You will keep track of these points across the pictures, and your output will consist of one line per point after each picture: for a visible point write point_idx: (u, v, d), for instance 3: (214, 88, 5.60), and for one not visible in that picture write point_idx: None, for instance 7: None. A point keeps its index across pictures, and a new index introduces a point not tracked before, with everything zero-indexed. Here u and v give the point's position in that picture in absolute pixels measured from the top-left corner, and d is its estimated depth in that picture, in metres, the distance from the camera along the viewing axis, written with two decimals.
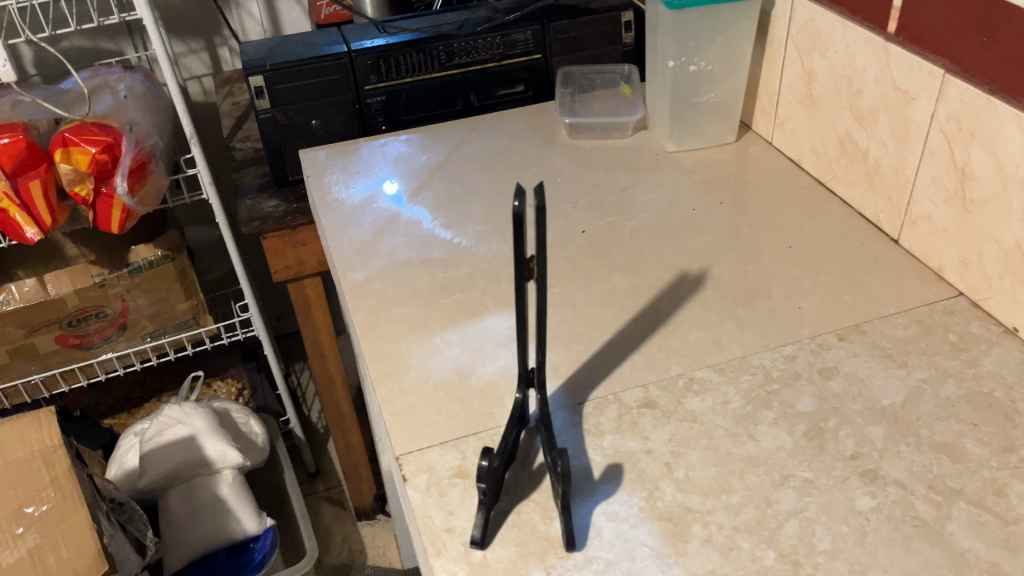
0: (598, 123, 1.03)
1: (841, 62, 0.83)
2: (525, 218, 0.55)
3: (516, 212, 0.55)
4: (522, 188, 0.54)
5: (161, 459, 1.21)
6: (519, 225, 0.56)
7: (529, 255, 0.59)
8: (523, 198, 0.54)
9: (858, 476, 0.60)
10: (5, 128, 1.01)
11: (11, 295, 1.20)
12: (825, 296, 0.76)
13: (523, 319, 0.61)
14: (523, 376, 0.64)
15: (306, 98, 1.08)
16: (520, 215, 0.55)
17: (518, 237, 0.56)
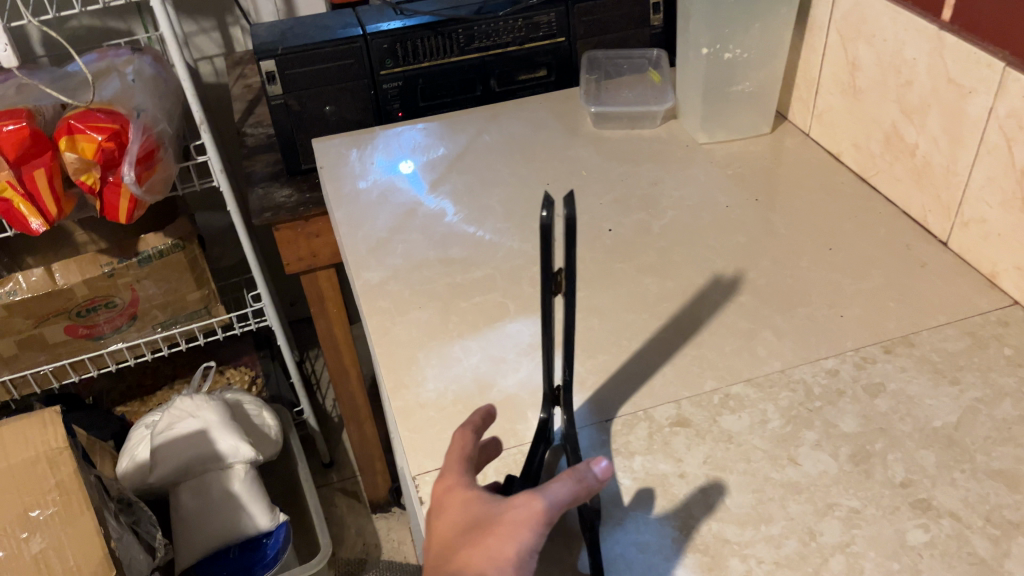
0: (626, 112, 0.98)
1: (889, 50, 0.78)
2: (554, 229, 0.50)
3: (544, 221, 0.50)
4: (551, 196, 0.49)
5: (173, 453, 1.19)
6: (548, 236, 0.51)
7: (557, 267, 0.55)
8: (553, 208, 0.49)
9: (909, 506, 0.56)
10: (8, 115, 0.97)
11: (18, 285, 1.16)
12: (869, 304, 0.71)
13: (551, 333, 0.57)
14: (548, 395, 0.60)
15: (320, 83, 1.04)
16: (549, 225, 0.50)
17: (548, 248, 0.52)
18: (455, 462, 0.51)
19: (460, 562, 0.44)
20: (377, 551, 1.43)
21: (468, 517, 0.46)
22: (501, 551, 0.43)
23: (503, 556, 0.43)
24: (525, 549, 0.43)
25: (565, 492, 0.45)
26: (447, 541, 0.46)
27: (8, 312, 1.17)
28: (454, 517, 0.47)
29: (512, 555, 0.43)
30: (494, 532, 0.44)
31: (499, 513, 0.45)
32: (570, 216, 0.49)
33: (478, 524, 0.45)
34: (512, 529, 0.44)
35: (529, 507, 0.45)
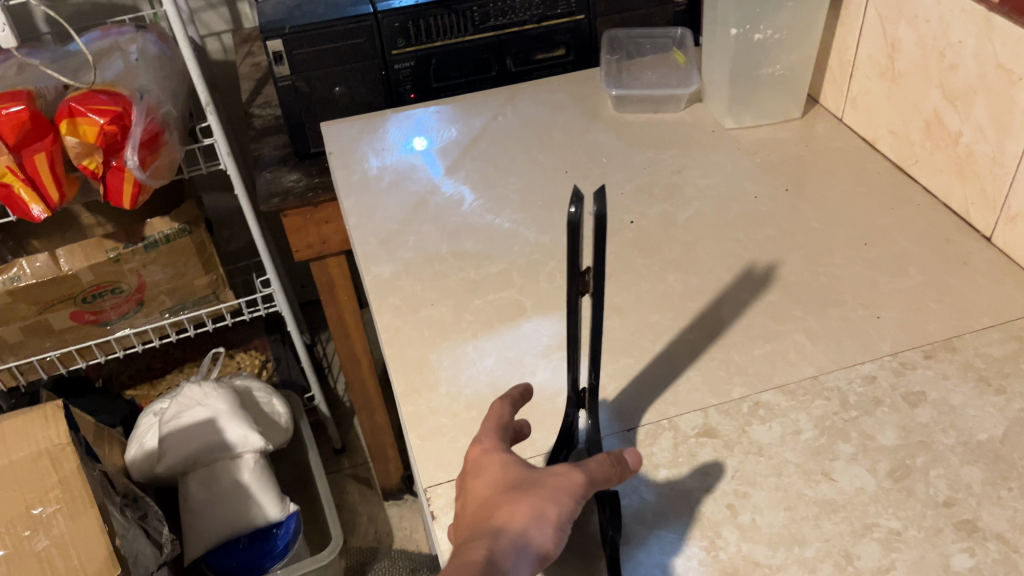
0: (649, 95, 0.94)
1: (933, 32, 0.73)
2: (582, 227, 0.46)
3: (572, 220, 0.46)
4: (580, 192, 0.46)
5: (182, 441, 1.17)
6: (575, 236, 0.47)
7: (584, 267, 0.51)
8: (581, 204, 0.46)
9: (954, 528, 0.52)
10: (7, 97, 0.94)
11: (22, 270, 1.13)
12: (908, 304, 0.67)
13: (571, 340, 0.53)
14: (574, 398, 0.57)
15: (329, 64, 1.00)
16: (576, 223, 0.46)
17: (573, 250, 0.48)
18: (491, 427, 0.52)
19: (502, 518, 0.45)
20: (389, 539, 1.41)
21: (509, 476, 0.48)
22: (543, 512, 0.45)
23: (546, 518, 0.45)
24: (566, 515, 0.46)
25: (602, 470, 0.48)
26: (487, 497, 0.47)
27: (13, 298, 1.14)
28: (492, 477, 0.48)
29: (554, 519, 0.45)
30: (537, 494, 0.46)
31: (541, 478, 0.47)
32: (599, 215, 0.46)
33: (519, 484, 0.47)
34: (555, 493, 0.46)
35: (570, 478, 0.47)
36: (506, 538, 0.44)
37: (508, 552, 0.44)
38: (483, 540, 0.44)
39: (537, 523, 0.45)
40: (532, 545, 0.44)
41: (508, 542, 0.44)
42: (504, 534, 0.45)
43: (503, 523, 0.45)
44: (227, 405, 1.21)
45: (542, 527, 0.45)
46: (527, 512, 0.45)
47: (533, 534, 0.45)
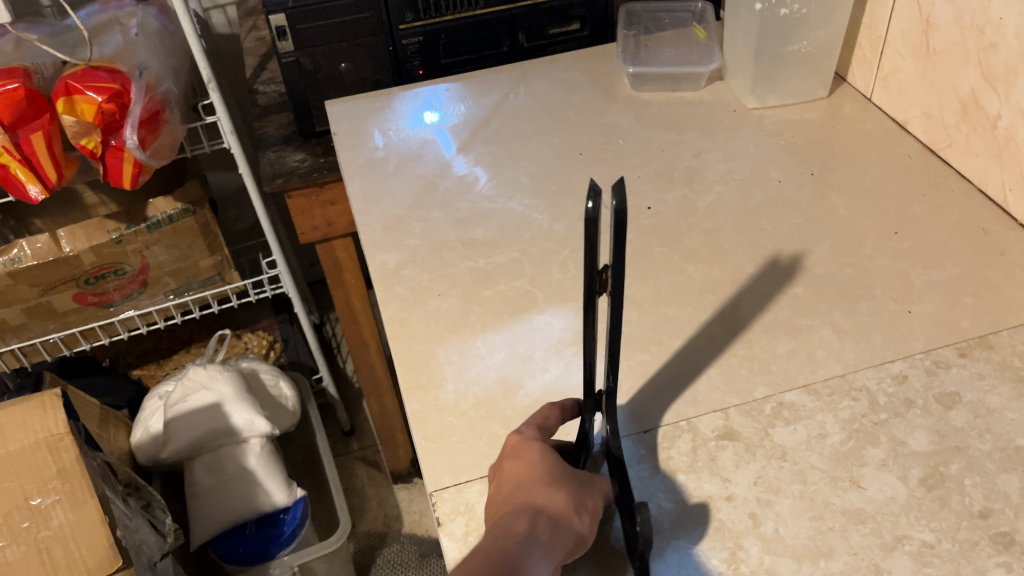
0: (667, 72, 0.90)
1: (971, 8, 0.69)
2: (600, 222, 0.43)
3: (589, 215, 0.43)
4: (597, 185, 0.42)
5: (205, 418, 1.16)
6: (592, 232, 0.44)
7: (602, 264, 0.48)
8: (599, 199, 0.43)
9: (990, 541, 0.49)
10: (3, 74, 0.91)
11: (23, 252, 1.11)
12: (942, 298, 0.63)
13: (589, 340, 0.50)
14: (587, 401, 0.54)
15: (334, 39, 0.96)
16: (593, 218, 0.43)
17: (590, 245, 0.45)
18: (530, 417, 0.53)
19: (543, 498, 0.47)
20: (399, 524, 1.40)
21: (550, 461, 0.49)
22: (580, 505, 0.48)
23: (582, 512, 0.47)
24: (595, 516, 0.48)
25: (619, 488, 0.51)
26: (525, 475, 0.48)
27: (13, 280, 1.12)
28: (532, 457, 0.49)
29: (586, 516, 0.48)
30: (574, 487, 0.48)
31: (576, 475, 0.49)
32: (619, 209, 0.42)
33: (559, 472, 0.49)
34: (587, 495, 0.49)
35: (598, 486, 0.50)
36: (547, 517, 0.46)
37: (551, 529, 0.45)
38: (528, 514, 0.45)
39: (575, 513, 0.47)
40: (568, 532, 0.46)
41: (549, 522, 0.46)
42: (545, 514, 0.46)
43: (544, 503, 0.47)
44: (232, 388, 1.19)
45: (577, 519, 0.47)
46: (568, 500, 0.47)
47: (570, 522, 0.46)
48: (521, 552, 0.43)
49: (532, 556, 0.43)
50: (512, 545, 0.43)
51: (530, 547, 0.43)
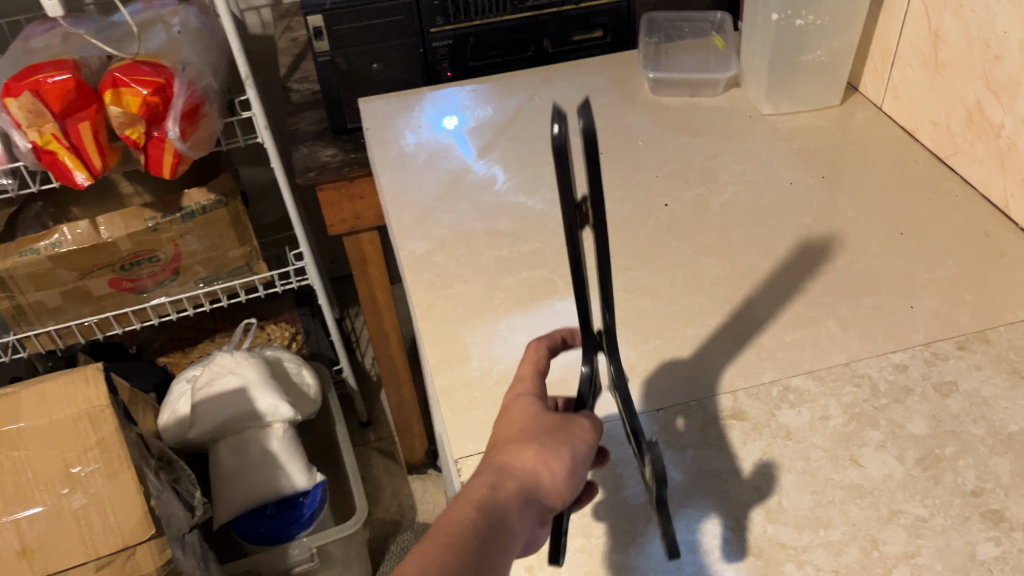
0: (685, 78, 0.94)
1: (978, 22, 0.72)
2: (567, 148, 0.41)
3: (556, 141, 0.41)
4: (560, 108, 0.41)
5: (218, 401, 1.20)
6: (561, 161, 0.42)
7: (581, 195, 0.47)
8: (565, 123, 0.41)
9: (980, 517, 0.52)
10: (53, 66, 0.96)
11: (64, 237, 1.16)
12: (943, 295, 0.67)
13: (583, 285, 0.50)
14: (588, 343, 0.54)
15: (367, 41, 1.01)
16: (561, 144, 0.41)
17: (564, 174, 0.43)
18: (526, 368, 0.53)
19: (512, 454, 0.46)
20: (413, 513, 1.44)
21: (529, 419, 0.49)
22: (552, 453, 0.46)
23: (559, 462, 0.46)
24: (579, 465, 0.46)
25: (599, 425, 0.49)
26: (504, 436, 0.48)
27: (53, 263, 1.17)
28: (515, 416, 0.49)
29: (565, 462, 0.46)
30: (548, 438, 0.47)
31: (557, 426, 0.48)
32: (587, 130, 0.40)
33: (537, 428, 0.48)
34: (568, 443, 0.47)
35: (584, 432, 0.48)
36: (512, 472, 0.45)
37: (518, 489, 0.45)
38: (491, 473, 0.45)
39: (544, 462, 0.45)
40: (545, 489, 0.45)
41: (514, 474, 0.45)
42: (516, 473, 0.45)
43: (517, 461, 0.46)
44: (258, 374, 1.24)
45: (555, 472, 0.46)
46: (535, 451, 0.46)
47: (538, 472, 0.45)
48: (481, 515, 0.42)
49: (492, 520, 0.43)
50: (471, 507, 0.43)
51: (491, 510, 0.43)
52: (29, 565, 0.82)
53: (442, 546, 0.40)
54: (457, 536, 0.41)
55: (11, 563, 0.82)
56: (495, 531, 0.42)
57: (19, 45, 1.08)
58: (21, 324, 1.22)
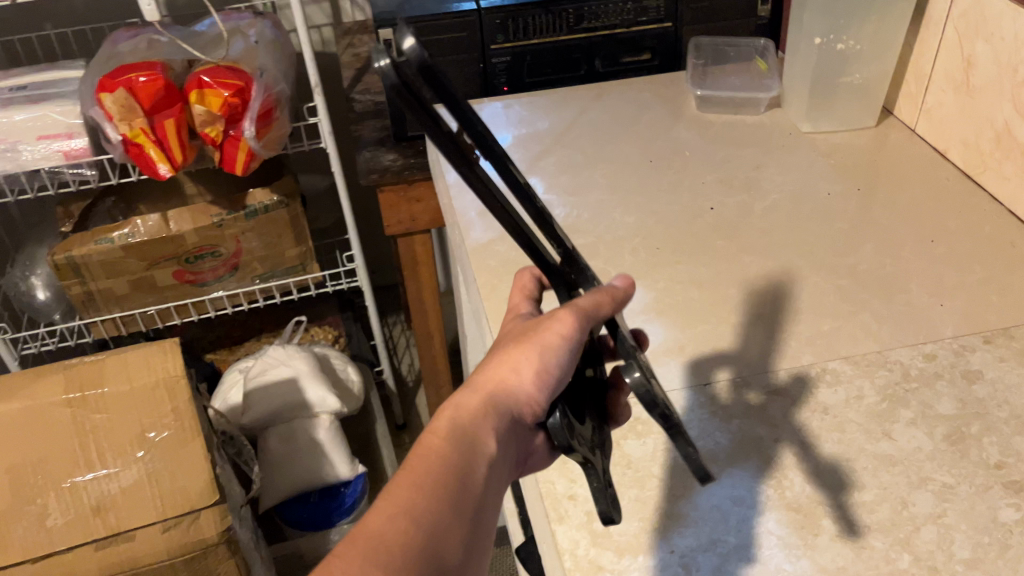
0: (730, 97, 1.01)
1: (1007, 50, 0.79)
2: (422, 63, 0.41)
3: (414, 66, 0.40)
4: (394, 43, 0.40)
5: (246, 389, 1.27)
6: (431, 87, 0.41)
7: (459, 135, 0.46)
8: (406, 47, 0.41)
9: (1002, 486, 0.57)
10: (144, 67, 1.04)
11: (136, 228, 1.24)
12: (970, 296, 0.72)
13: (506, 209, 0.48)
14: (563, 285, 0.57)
15: (433, 54, 1.09)
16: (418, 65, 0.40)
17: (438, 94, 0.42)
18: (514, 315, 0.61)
19: (490, 370, 0.54)
20: None
21: (512, 337, 0.56)
22: (520, 362, 0.54)
23: (527, 368, 0.53)
24: (550, 367, 0.53)
25: (591, 303, 0.53)
26: (490, 354, 0.56)
27: (125, 253, 1.24)
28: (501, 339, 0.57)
29: (529, 369, 0.53)
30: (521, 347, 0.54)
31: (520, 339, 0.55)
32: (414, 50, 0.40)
33: (514, 340, 0.55)
34: (541, 351, 0.54)
35: (558, 329, 0.53)
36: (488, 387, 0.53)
37: (488, 407, 0.52)
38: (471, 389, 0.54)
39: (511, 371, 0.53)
40: (511, 401, 0.53)
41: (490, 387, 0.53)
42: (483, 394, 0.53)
43: (483, 381, 0.53)
44: (308, 367, 1.30)
45: (521, 379, 0.53)
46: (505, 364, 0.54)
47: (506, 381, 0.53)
48: (454, 436, 0.50)
49: (465, 440, 0.50)
50: (443, 431, 0.50)
51: (465, 430, 0.50)
52: (104, 520, 0.89)
53: (419, 474, 0.47)
54: (433, 460, 0.48)
55: (88, 517, 0.89)
56: (469, 448, 0.50)
57: (107, 49, 1.16)
58: (89, 310, 1.30)
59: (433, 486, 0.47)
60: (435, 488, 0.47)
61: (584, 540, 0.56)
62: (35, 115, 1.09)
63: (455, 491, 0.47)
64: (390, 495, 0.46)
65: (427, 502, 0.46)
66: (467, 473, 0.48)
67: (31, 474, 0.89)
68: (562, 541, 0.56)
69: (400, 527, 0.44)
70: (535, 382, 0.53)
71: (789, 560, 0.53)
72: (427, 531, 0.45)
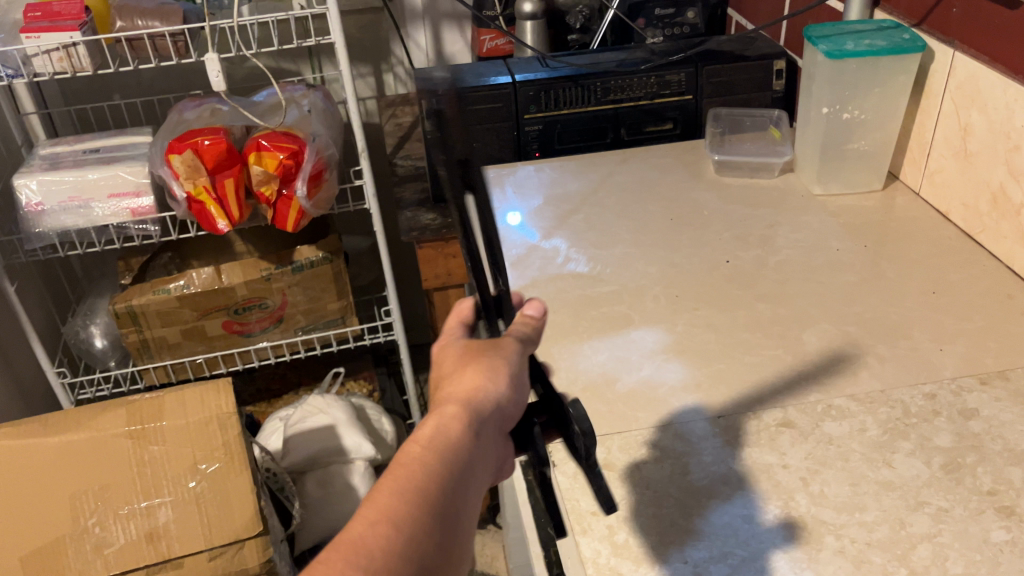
0: (746, 162, 1.09)
1: (1000, 118, 0.86)
2: None
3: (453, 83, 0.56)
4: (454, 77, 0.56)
5: (287, 435, 1.34)
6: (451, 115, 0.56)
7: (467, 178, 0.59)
8: None
9: (995, 511, 0.61)
10: (208, 132, 1.15)
11: (191, 280, 1.33)
12: (969, 342, 0.77)
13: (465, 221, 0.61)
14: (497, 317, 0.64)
15: (471, 122, 1.18)
16: None
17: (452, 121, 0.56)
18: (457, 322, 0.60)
19: (461, 381, 0.50)
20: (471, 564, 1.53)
21: (465, 348, 0.54)
22: (493, 370, 0.51)
23: (501, 377, 0.51)
24: (519, 374, 0.51)
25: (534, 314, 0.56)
26: (448, 366, 0.52)
27: (180, 303, 1.33)
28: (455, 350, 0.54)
29: (503, 379, 0.51)
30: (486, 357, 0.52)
31: (506, 343, 0.53)
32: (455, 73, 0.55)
33: (477, 351, 0.52)
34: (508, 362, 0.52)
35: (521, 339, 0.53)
36: (462, 402, 0.49)
37: (462, 425, 0.48)
38: (444, 403, 0.49)
39: (489, 379, 0.50)
40: (490, 409, 0.49)
41: (464, 401, 0.49)
42: (461, 401, 0.49)
43: (457, 394, 0.49)
44: (346, 415, 1.38)
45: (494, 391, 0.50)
46: (477, 372, 0.50)
47: (483, 391, 0.50)
48: (438, 443, 0.47)
49: (450, 448, 0.47)
50: (425, 440, 0.47)
51: (450, 437, 0.47)
52: (156, 547, 0.96)
53: (400, 480, 0.45)
54: (416, 467, 0.46)
55: (142, 544, 0.96)
56: (457, 456, 0.47)
57: (173, 117, 1.26)
58: (143, 357, 1.38)
59: (418, 494, 0.44)
60: (421, 491, 0.45)
61: (606, 551, 0.61)
62: (107, 174, 1.19)
63: (440, 499, 0.45)
64: (371, 497, 0.44)
65: (411, 515, 0.43)
66: (451, 484, 0.46)
67: (91, 500, 0.97)
68: (585, 551, 0.61)
69: (382, 533, 0.43)
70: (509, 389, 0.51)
71: (793, 571, 0.58)
72: (406, 550, 0.43)
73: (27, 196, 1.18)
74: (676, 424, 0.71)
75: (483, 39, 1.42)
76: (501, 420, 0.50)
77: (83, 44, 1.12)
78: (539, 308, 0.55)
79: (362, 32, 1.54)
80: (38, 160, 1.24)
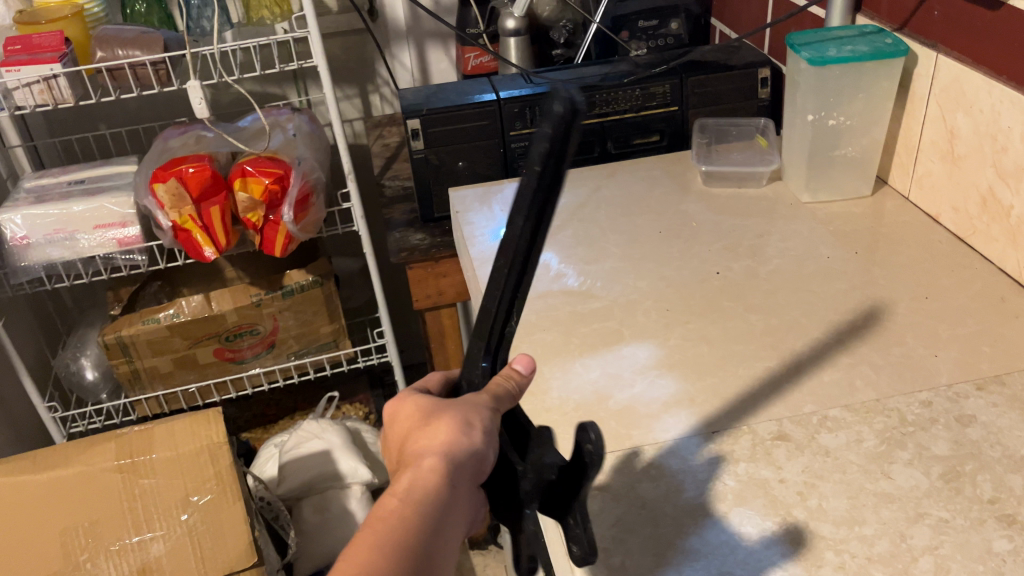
0: (733, 172, 1.08)
1: (985, 120, 0.85)
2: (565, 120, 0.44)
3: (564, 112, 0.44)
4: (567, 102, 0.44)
5: (282, 461, 1.33)
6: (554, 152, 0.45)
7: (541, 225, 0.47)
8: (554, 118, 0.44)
9: (996, 520, 0.60)
10: (193, 160, 1.14)
11: (181, 309, 1.32)
12: (964, 347, 0.76)
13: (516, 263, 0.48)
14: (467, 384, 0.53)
15: (458, 141, 1.18)
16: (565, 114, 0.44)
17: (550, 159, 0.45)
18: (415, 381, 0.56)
19: (430, 438, 0.49)
20: None
21: (429, 402, 0.52)
22: (467, 421, 0.49)
23: (475, 429, 0.49)
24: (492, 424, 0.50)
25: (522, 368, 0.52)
26: (415, 423, 0.51)
27: (170, 331, 1.32)
28: (419, 403, 0.52)
29: (478, 429, 0.49)
30: (456, 408, 0.50)
31: (481, 395, 0.51)
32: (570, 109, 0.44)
33: (444, 403, 0.51)
34: (477, 412, 0.50)
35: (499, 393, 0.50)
36: (435, 459, 0.48)
37: (438, 480, 0.48)
38: (418, 463, 0.49)
39: (461, 433, 0.49)
40: (468, 459, 0.49)
41: (441, 457, 0.48)
42: (436, 455, 0.48)
43: (429, 452, 0.49)
44: (341, 439, 1.36)
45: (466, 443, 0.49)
46: (448, 427, 0.49)
47: (457, 446, 0.48)
48: (413, 499, 0.48)
49: (426, 505, 0.48)
50: (399, 497, 0.49)
51: (425, 494, 0.48)
52: None
53: (374, 539, 0.48)
54: (391, 525, 0.48)
55: None
56: (433, 513, 0.48)
57: (159, 145, 1.25)
58: (135, 388, 1.37)
59: (393, 555, 0.47)
60: (396, 554, 0.47)
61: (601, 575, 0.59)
62: (92, 206, 1.18)
63: (411, 554, 0.48)
64: (348, 557, 0.47)
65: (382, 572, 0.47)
66: (427, 538, 0.48)
67: (81, 536, 0.96)
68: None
69: None
70: (485, 437, 0.49)
71: None
72: None
73: (12, 230, 1.17)
74: (670, 441, 0.70)
75: (467, 57, 1.42)
76: (483, 467, 0.50)
77: (64, 75, 1.11)
78: (529, 364, 0.52)
79: (346, 53, 1.54)
80: (24, 193, 1.23)
